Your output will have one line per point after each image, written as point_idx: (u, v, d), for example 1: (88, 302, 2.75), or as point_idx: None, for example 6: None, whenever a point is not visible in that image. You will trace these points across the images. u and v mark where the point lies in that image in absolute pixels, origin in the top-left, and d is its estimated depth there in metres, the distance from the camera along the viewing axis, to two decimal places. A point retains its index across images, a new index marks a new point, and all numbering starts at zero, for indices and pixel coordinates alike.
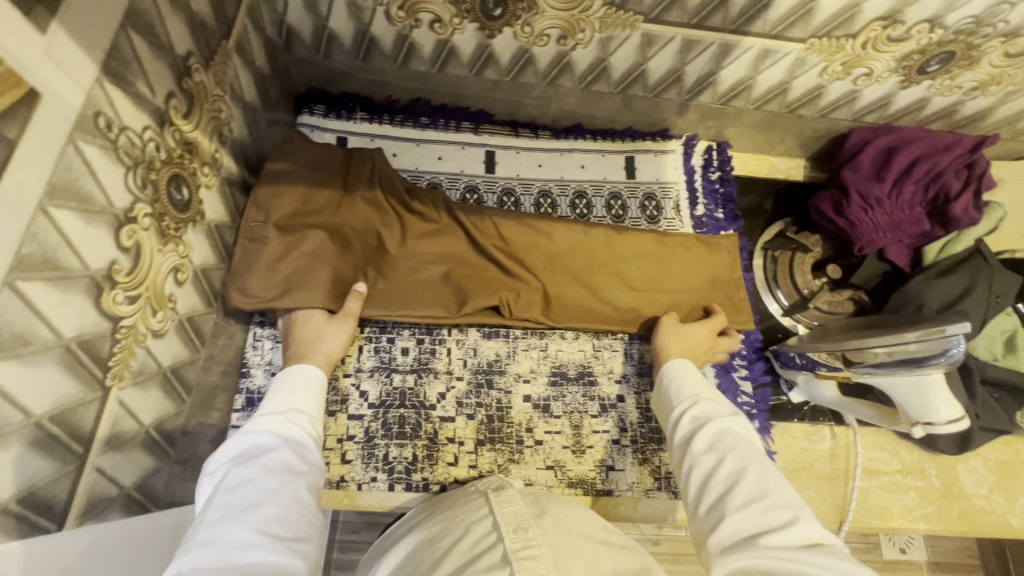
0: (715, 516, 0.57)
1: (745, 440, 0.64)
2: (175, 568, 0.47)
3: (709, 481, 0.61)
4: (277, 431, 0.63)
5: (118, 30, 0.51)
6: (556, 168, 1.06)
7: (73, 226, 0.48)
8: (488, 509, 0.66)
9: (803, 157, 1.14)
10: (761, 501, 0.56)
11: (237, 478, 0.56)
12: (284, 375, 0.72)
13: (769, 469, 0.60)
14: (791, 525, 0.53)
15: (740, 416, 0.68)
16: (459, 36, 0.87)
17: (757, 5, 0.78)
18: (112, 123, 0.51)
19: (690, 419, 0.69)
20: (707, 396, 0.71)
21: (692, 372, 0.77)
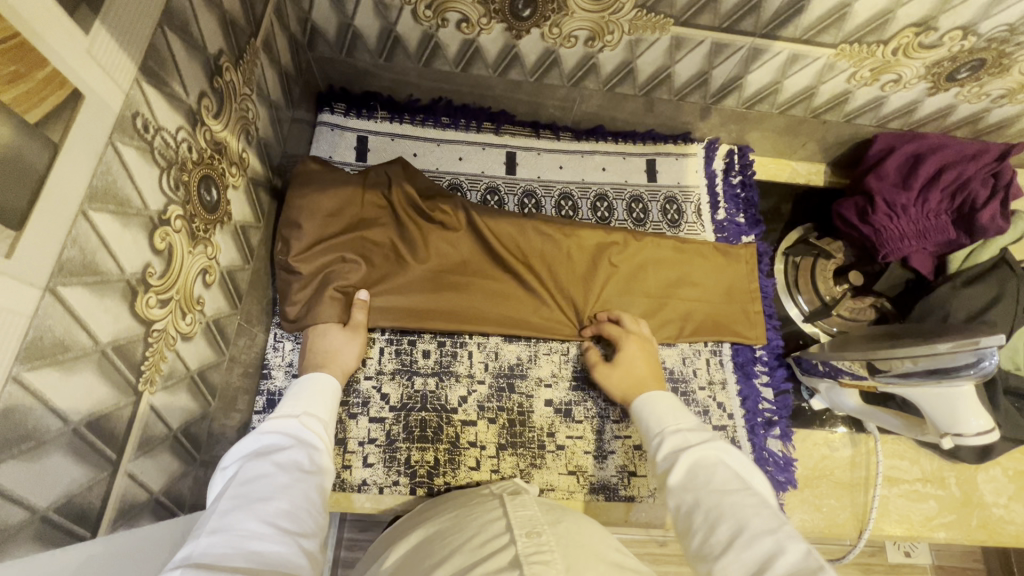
0: (707, 561, 0.53)
1: (724, 468, 0.61)
2: (185, 553, 0.46)
3: (693, 519, 0.57)
4: (293, 432, 0.63)
5: (156, 30, 0.50)
6: (577, 170, 1.05)
7: (111, 230, 0.47)
8: (502, 512, 0.66)
9: (824, 162, 1.13)
10: (742, 536, 0.52)
11: (252, 471, 0.56)
12: (301, 382, 0.72)
13: (749, 499, 0.56)
14: (779, 555, 0.49)
15: (716, 441, 0.64)
16: (485, 37, 0.86)
17: (790, 10, 0.77)
18: (148, 124, 0.50)
19: (664, 455, 0.66)
20: (673, 426, 0.68)
21: (664, 399, 0.74)
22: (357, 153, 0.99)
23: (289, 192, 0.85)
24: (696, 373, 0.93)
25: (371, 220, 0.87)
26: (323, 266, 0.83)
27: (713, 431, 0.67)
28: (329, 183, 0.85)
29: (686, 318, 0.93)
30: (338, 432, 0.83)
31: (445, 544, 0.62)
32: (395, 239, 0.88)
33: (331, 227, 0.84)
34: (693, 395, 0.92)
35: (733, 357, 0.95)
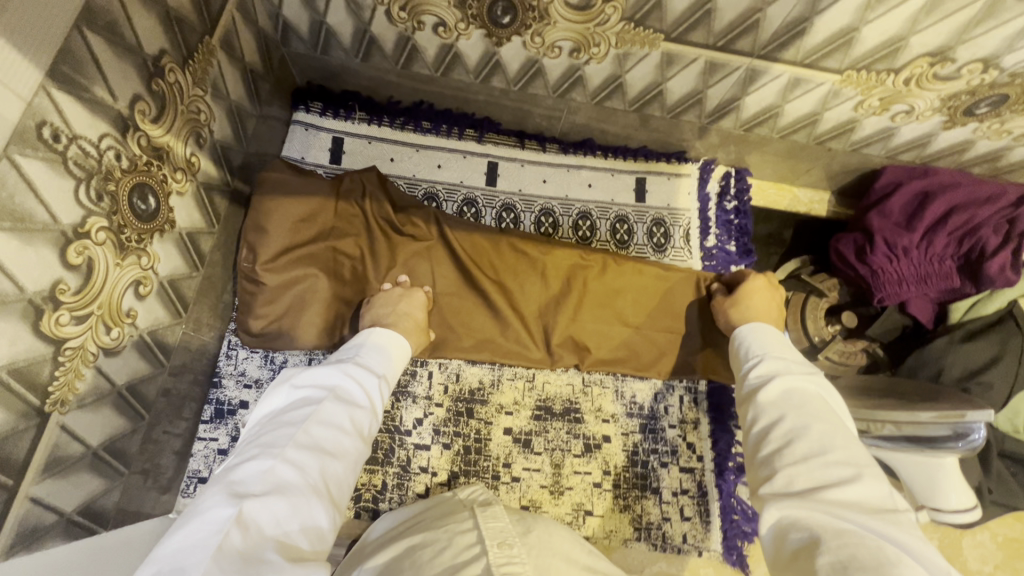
0: (772, 465, 0.55)
1: (819, 399, 0.60)
2: (251, 480, 0.48)
3: (769, 433, 0.58)
4: (365, 391, 0.63)
5: (70, 32, 0.46)
6: (561, 185, 1.00)
7: (7, 248, 0.44)
8: (474, 522, 0.62)
9: (828, 191, 1.06)
10: (823, 458, 0.53)
11: (325, 416, 0.56)
12: (385, 338, 0.72)
13: (840, 430, 0.56)
14: (852, 483, 0.50)
15: (818, 379, 0.63)
16: (464, 42, 0.81)
17: (792, 31, 0.70)
18: (59, 133, 0.47)
19: (757, 375, 0.66)
20: (777, 355, 0.68)
21: (772, 333, 0.73)
22: (332, 156, 0.96)
23: (256, 195, 0.78)
24: (668, 411, 0.89)
25: (343, 232, 0.81)
26: (291, 279, 0.78)
27: (814, 369, 0.66)
28: (300, 189, 0.79)
29: (663, 352, 0.87)
30: None
31: (421, 555, 0.57)
32: (366, 251, 0.83)
33: (299, 236, 0.78)
34: (663, 433, 0.87)
35: (709, 398, 0.90)
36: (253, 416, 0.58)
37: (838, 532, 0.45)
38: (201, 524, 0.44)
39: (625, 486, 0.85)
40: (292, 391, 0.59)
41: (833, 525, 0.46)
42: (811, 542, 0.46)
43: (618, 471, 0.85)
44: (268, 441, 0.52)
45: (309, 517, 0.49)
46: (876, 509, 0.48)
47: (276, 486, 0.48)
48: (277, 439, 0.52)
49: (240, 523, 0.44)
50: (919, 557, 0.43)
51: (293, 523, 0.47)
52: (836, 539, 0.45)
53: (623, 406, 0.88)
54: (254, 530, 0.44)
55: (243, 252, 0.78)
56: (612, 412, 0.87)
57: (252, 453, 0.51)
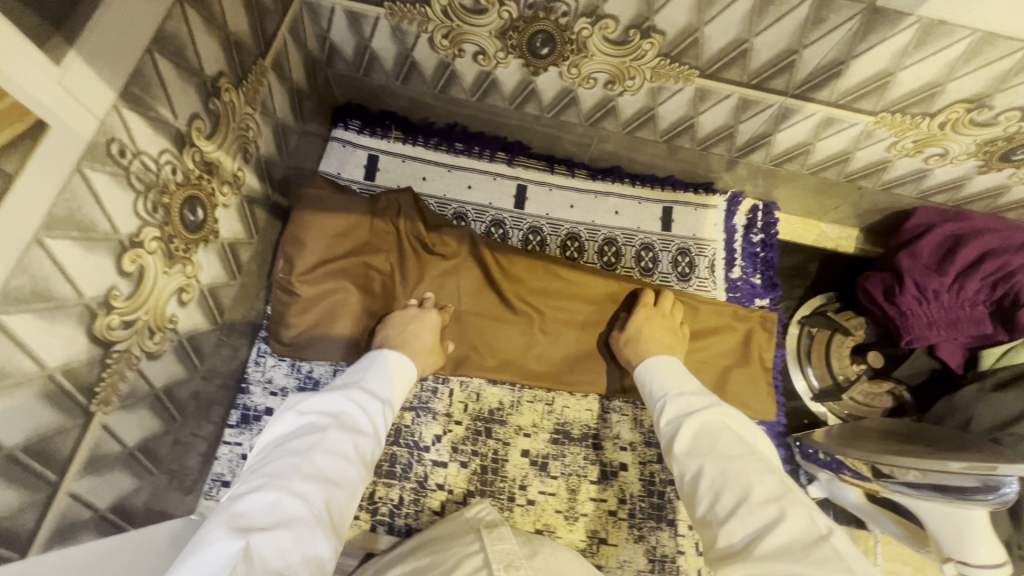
0: (712, 526, 0.55)
1: (731, 431, 0.62)
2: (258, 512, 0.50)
3: (697, 490, 0.59)
4: (370, 418, 0.65)
5: (143, 56, 0.49)
6: (588, 211, 1.02)
7: (71, 256, 0.46)
8: (480, 545, 0.64)
9: (856, 228, 1.05)
10: (747, 503, 0.53)
11: (329, 445, 0.58)
12: (389, 362, 0.74)
13: (754, 463, 0.57)
14: (779, 521, 0.51)
15: (717, 405, 0.66)
16: (502, 70, 0.84)
17: (828, 72, 0.71)
18: (125, 149, 0.50)
19: (667, 420, 0.67)
20: (676, 390, 0.70)
21: (669, 363, 0.75)
22: (366, 172, 0.99)
23: (297, 209, 0.81)
24: None
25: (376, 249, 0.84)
26: (323, 290, 0.81)
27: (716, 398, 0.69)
28: (339, 205, 0.82)
29: None
30: None
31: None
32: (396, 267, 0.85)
33: (333, 250, 0.81)
34: None
35: None
36: (261, 443, 0.60)
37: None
38: (208, 554, 0.45)
39: (640, 516, 0.84)
40: (297, 418, 0.61)
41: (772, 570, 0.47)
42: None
43: (633, 500, 0.85)
44: (274, 471, 0.54)
45: (314, 547, 0.50)
46: (805, 541, 0.48)
47: (282, 516, 0.50)
48: (282, 467, 0.54)
49: (248, 553, 0.45)
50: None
51: (297, 550, 0.49)
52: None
53: (641, 434, 0.88)
54: (260, 560, 0.46)
55: (280, 263, 0.81)
56: (629, 440, 0.87)
57: (258, 483, 0.53)
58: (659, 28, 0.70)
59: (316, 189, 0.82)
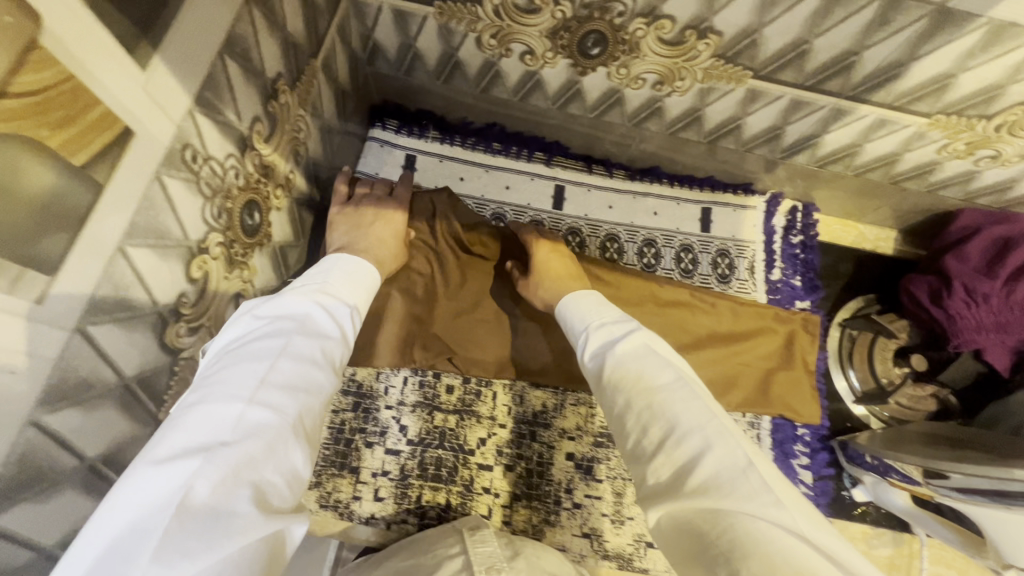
0: (640, 461, 0.53)
1: (655, 356, 0.60)
2: (211, 423, 0.43)
3: (625, 421, 0.56)
4: (333, 324, 0.57)
5: (215, 59, 0.48)
6: (627, 212, 1.01)
7: (149, 264, 0.46)
8: (463, 547, 0.63)
9: (895, 229, 1.05)
10: (674, 436, 0.52)
11: (292, 349, 0.51)
12: (353, 266, 0.66)
13: (675, 389, 0.56)
14: (703, 453, 0.50)
15: (639, 332, 0.63)
16: (548, 70, 0.82)
17: (887, 74, 0.70)
18: (197, 154, 0.49)
19: (594, 354, 0.64)
20: (598, 322, 0.67)
21: (587, 297, 0.72)
22: (404, 172, 0.97)
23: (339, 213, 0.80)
24: None
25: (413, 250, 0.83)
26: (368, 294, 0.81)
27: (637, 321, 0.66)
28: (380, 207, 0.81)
29: (729, 382, 0.88)
30: (353, 459, 0.82)
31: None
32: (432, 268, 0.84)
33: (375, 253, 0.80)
34: None
35: (772, 433, 0.89)
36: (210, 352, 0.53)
37: (710, 514, 0.46)
38: (157, 476, 0.38)
39: None
40: (253, 323, 0.54)
41: (701, 507, 0.47)
42: (694, 535, 0.46)
43: None
44: (228, 379, 0.47)
45: (285, 461, 0.44)
46: (728, 470, 0.48)
47: (243, 426, 0.43)
48: (239, 374, 0.47)
49: (204, 476, 0.39)
50: (783, 518, 0.45)
51: (269, 459, 0.43)
52: (713, 527, 0.45)
53: None
54: (220, 482, 0.39)
55: None
56: None
57: (211, 392, 0.45)
58: (717, 28, 0.69)
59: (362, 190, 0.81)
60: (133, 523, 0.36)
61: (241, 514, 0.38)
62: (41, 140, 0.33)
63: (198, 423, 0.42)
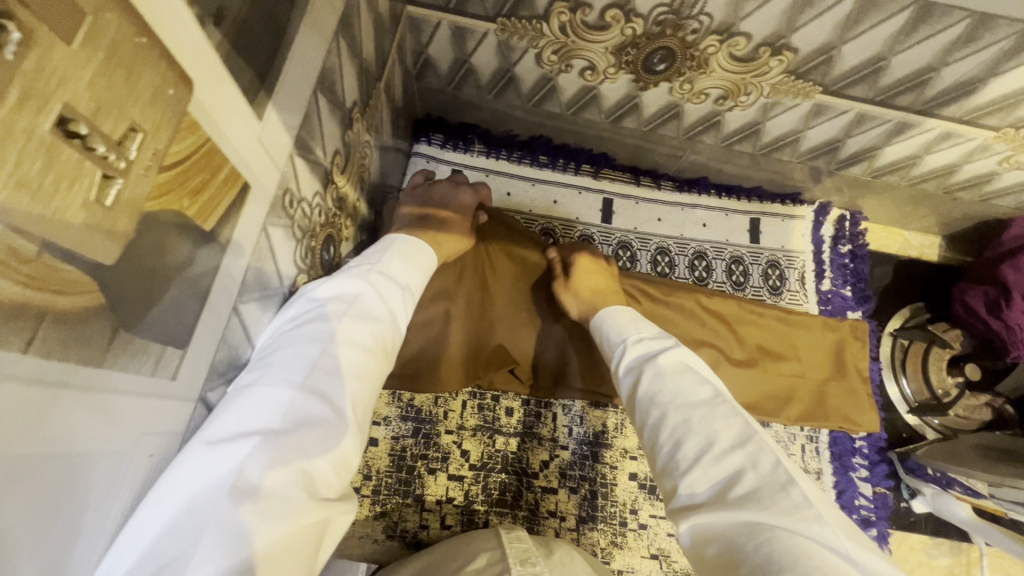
0: (672, 474, 0.48)
1: (693, 372, 0.54)
2: (262, 409, 0.37)
3: (659, 432, 0.51)
4: (390, 305, 0.51)
5: (311, 98, 0.46)
6: (676, 224, 0.99)
7: (254, 317, 0.44)
8: (498, 542, 0.62)
9: (939, 236, 1.05)
10: (713, 452, 0.47)
11: (346, 334, 0.45)
12: (412, 248, 0.59)
13: (717, 405, 0.51)
14: (746, 470, 0.45)
15: (680, 348, 0.57)
16: (608, 84, 0.81)
17: (962, 89, 0.69)
18: (294, 198, 0.47)
19: (629, 363, 0.58)
20: (636, 336, 0.60)
21: (624, 312, 0.66)
22: None
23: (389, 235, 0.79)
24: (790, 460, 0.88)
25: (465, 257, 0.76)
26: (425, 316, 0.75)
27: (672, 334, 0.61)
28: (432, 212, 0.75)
29: (789, 396, 0.87)
30: (416, 487, 0.81)
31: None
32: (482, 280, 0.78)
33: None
34: None
35: (831, 447, 0.89)
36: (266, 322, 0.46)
37: (746, 526, 0.41)
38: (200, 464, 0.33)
39: None
40: (306, 298, 0.47)
41: (737, 521, 0.42)
42: (726, 548, 0.41)
43: None
44: (279, 361, 0.41)
45: (336, 448, 0.39)
46: (772, 488, 0.43)
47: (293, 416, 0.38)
48: (292, 357, 0.41)
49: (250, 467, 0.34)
50: (829, 541, 0.39)
51: (317, 454, 0.38)
52: (750, 538, 0.40)
53: None
54: (277, 466, 0.35)
55: None
56: None
57: (262, 374, 0.40)
58: (794, 45, 0.67)
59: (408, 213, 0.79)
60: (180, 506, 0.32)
61: (294, 504, 0.35)
62: (183, 212, 0.31)
63: (247, 408, 0.37)
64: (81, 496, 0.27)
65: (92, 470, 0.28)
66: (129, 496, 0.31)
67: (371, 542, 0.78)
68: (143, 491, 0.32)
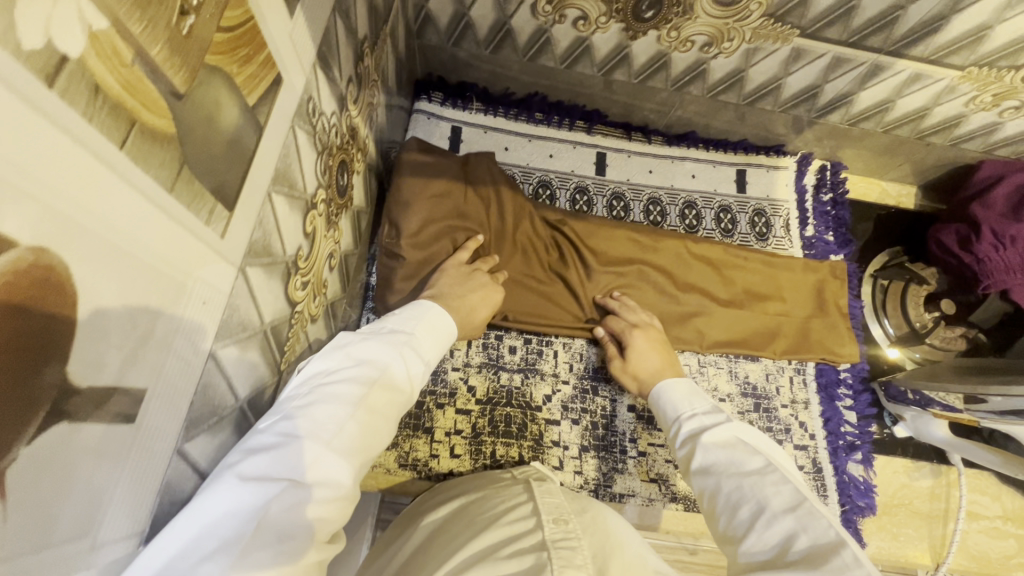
0: (732, 543, 0.52)
1: (742, 442, 0.59)
2: (290, 465, 0.41)
3: (717, 502, 0.56)
4: (413, 379, 0.55)
5: (330, 15, 0.50)
6: (666, 176, 1.04)
7: (283, 211, 0.47)
8: (530, 496, 0.66)
9: (916, 185, 1.11)
10: (765, 519, 0.50)
11: (372, 402, 0.48)
12: (441, 321, 0.64)
13: (768, 474, 0.54)
14: (796, 536, 0.48)
15: (730, 421, 0.63)
16: (599, 35, 0.85)
17: (928, 28, 0.75)
18: (316, 109, 0.51)
19: (685, 439, 0.65)
20: (690, 411, 0.68)
21: (680, 383, 0.73)
22: (451, 143, 0.99)
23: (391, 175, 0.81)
24: (779, 391, 0.93)
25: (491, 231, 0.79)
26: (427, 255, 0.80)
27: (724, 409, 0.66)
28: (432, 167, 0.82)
29: (775, 332, 0.92)
30: (426, 421, 0.84)
31: (458, 528, 0.61)
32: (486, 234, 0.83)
33: (428, 216, 0.80)
34: (775, 411, 0.91)
35: (817, 378, 0.94)
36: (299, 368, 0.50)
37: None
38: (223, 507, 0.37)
39: None
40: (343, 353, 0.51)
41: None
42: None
43: None
44: (313, 415, 0.44)
45: (341, 509, 0.43)
46: (823, 551, 0.45)
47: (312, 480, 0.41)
48: (323, 416, 0.45)
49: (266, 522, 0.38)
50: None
51: (320, 517, 0.41)
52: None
53: (737, 385, 0.92)
54: (290, 517, 0.39)
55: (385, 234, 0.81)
56: (727, 392, 0.91)
57: (296, 427, 0.43)
58: None
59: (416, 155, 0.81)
60: (206, 537, 0.36)
61: (292, 552, 0.38)
62: (232, 77, 0.34)
63: (275, 462, 0.41)
64: (153, 316, 0.31)
65: (160, 295, 0.31)
66: (185, 334, 0.35)
67: (384, 472, 0.82)
68: (195, 335, 0.36)
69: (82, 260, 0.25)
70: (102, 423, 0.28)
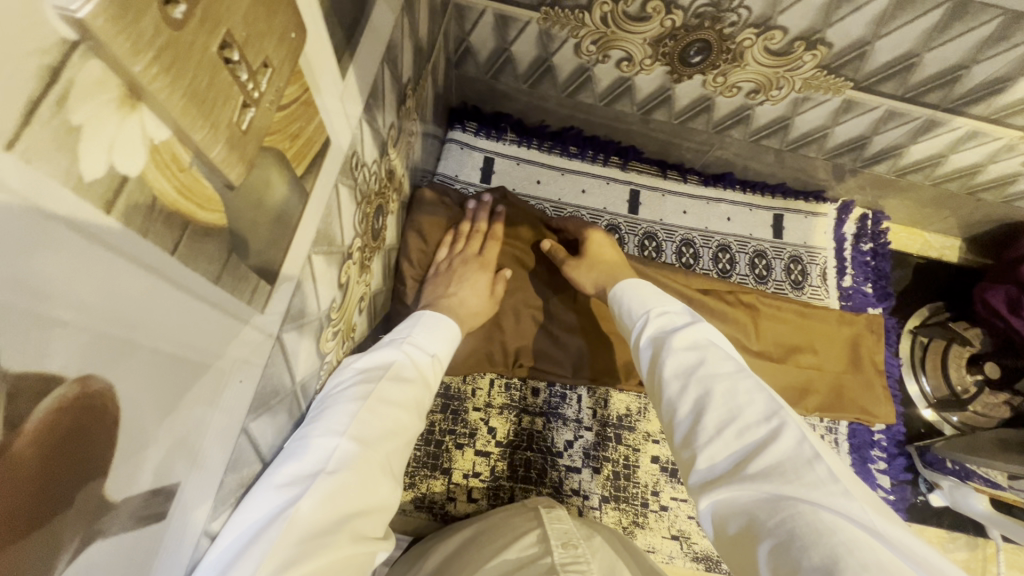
0: (689, 450, 0.46)
1: (716, 348, 0.53)
2: (315, 458, 0.43)
3: (676, 410, 0.49)
4: (419, 371, 0.58)
5: (378, 68, 0.49)
6: (701, 217, 1.02)
7: (320, 269, 0.46)
8: (539, 523, 0.64)
9: (960, 238, 1.07)
10: (736, 425, 0.45)
11: (384, 393, 0.51)
12: (436, 318, 0.65)
13: (738, 378, 0.49)
14: (770, 444, 0.42)
15: (701, 322, 0.56)
16: (643, 76, 0.83)
17: (990, 88, 0.72)
18: (358, 161, 0.49)
19: (649, 337, 0.58)
20: (659, 307, 0.60)
21: (642, 284, 0.66)
22: (482, 174, 0.98)
23: (420, 211, 0.80)
24: None
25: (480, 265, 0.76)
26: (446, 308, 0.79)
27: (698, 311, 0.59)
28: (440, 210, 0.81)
29: (808, 388, 0.87)
30: (443, 461, 0.83)
31: (482, 549, 0.60)
32: (478, 241, 0.79)
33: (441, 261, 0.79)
34: None
35: (850, 438, 0.91)
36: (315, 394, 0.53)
37: (770, 503, 0.39)
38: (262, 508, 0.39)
39: None
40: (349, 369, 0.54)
41: (762, 496, 0.39)
42: (747, 525, 0.39)
43: None
44: (329, 416, 0.47)
45: (376, 497, 0.45)
46: (796, 463, 0.41)
47: (339, 462, 0.43)
48: (339, 414, 0.47)
49: (307, 502, 0.39)
50: (853, 514, 0.37)
51: (356, 496, 0.43)
52: (772, 518, 0.38)
53: None
54: (329, 503, 0.40)
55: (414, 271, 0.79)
56: None
57: (316, 428, 0.46)
58: (828, 40, 0.69)
59: (425, 198, 0.81)
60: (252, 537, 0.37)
61: (341, 537, 0.40)
62: (284, 152, 0.33)
63: (301, 459, 0.43)
64: (190, 409, 0.29)
65: (198, 385, 0.29)
66: (220, 419, 0.33)
67: (400, 513, 0.80)
68: (230, 413, 0.34)
69: (126, 377, 0.23)
70: (135, 530, 0.27)
